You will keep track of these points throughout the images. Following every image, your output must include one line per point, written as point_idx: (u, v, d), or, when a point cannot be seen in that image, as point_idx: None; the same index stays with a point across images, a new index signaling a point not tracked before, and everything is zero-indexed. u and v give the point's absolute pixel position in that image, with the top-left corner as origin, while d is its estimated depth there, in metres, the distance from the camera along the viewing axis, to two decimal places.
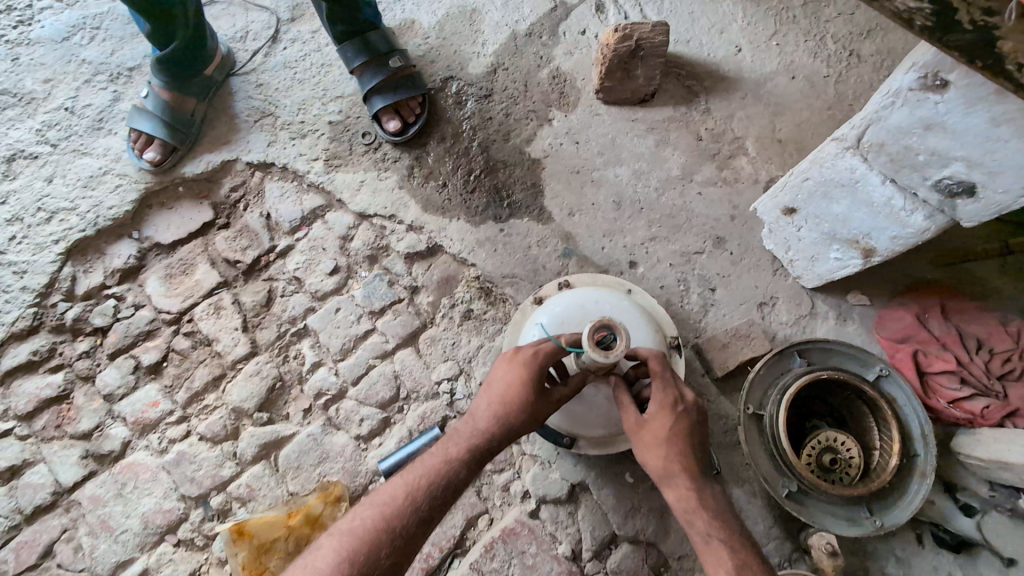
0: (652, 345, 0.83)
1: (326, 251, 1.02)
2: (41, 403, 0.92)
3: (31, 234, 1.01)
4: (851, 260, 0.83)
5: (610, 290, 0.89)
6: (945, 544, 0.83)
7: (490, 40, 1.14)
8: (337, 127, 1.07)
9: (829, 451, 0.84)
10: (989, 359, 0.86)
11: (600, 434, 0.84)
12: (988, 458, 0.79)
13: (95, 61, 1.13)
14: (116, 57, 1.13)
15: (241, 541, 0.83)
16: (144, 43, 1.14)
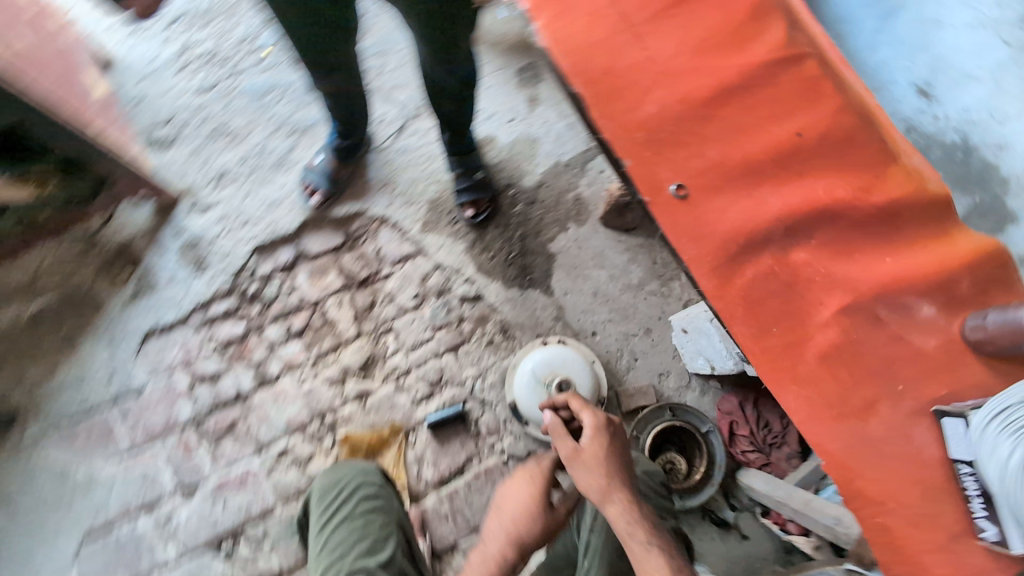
0: (589, 390, 1.52)
1: (412, 281, 1.66)
2: (231, 339, 1.60)
3: (231, 231, 1.64)
4: (704, 367, 1.55)
5: (580, 355, 1.56)
6: (719, 524, 1.51)
7: (541, 163, 1.75)
8: (434, 203, 1.69)
9: (670, 461, 1.54)
10: (765, 432, 1.55)
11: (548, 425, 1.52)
12: (745, 481, 1.48)
13: (281, 117, 1.72)
14: (295, 117, 1.72)
15: (345, 442, 1.54)
16: (314, 110, 1.73)
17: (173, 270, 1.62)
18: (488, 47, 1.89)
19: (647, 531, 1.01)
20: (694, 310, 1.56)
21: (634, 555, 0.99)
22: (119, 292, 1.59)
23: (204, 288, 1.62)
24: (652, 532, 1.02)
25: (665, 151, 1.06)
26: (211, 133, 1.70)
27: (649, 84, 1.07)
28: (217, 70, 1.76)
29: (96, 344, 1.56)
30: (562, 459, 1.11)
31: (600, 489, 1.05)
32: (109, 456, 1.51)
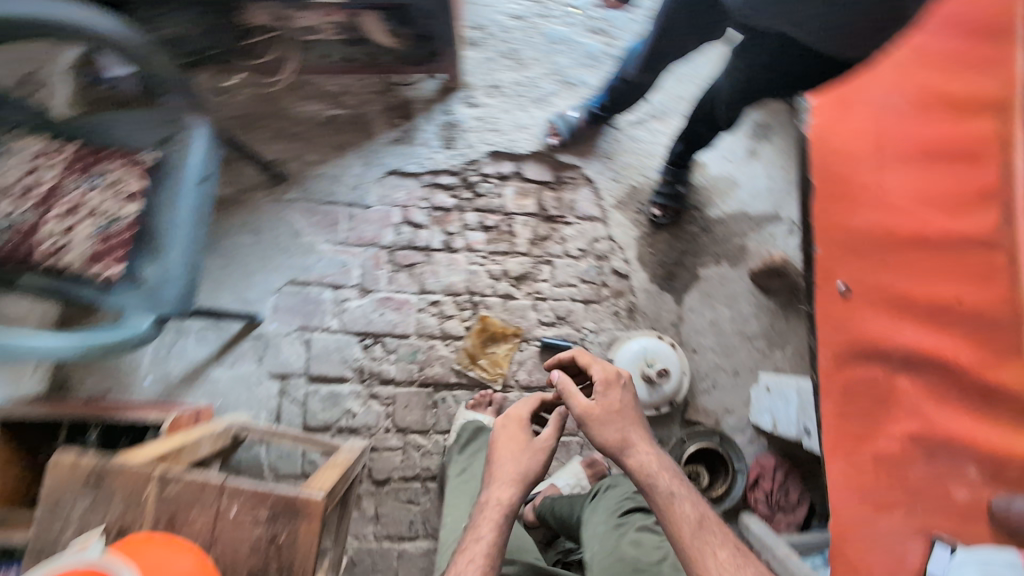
0: (670, 388, 1.87)
1: (585, 238, 2.04)
2: (441, 206, 2.02)
3: (481, 130, 2.05)
4: (766, 422, 1.84)
5: (679, 359, 1.91)
6: None
7: (729, 204, 2.05)
8: (633, 190, 2.05)
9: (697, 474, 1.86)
10: (780, 497, 1.83)
11: None
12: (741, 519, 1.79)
13: (559, 67, 2.10)
14: (569, 72, 2.09)
15: (482, 320, 1.97)
16: (586, 74, 2.09)
17: (428, 136, 2.04)
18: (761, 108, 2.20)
19: (667, 478, 1.23)
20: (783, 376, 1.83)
21: (659, 496, 1.20)
22: (387, 131, 2.03)
23: (443, 160, 2.03)
24: (674, 475, 1.24)
25: (842, 258, 1.35)
26: (505, 51, 2.09)
27: (860, 207, 1.36)
28: (532, 6, 2.14)
29: (354, 158, 2.01)
30: (581, 413, 1.33)
31: (623, 442, 1.29)
32: (327, 238, 1.98)
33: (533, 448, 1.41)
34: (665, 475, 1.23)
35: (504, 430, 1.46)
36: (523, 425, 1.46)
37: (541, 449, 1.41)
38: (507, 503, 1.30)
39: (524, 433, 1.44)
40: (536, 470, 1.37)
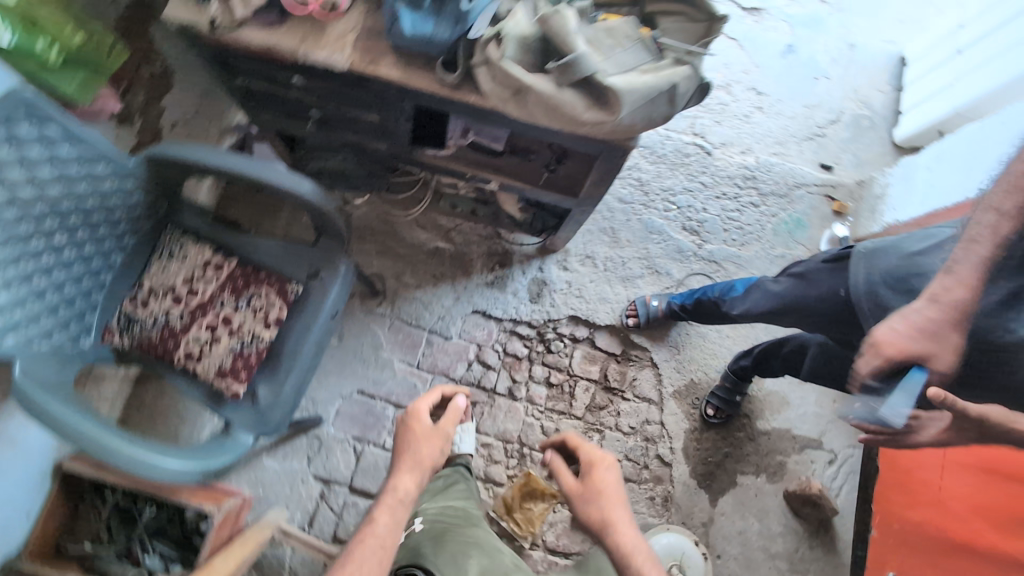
0: None
1: (638, 417, 2.15)
2: (515, 353, 2.16)
3: (567, 294, 2.22)
4: None
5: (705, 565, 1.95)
6: None
7: (778, 420, 2.17)
8: (691, 384, 2.18)
9: None
10: None
11: None
12: None
13: (649, 254, 2.29)
14: (658, 261, 2.28)
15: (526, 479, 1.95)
16: (671, 267, 2.28)
17: (520, 287, 2.20)
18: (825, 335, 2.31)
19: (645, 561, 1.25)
20: None
21: None
22: (483, 273, 2.19)
23: (526, 312, 2.18)
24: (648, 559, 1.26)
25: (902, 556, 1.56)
26: (605, 228, 2.29)
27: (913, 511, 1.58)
28: (639, 193, 2.34)
29: (448, 289, 2.17)
30: (566, 490, 1.43)
31: (603, 521, 1.32)
32: (403, 358, 2.10)
33: (430, 436, 1.44)
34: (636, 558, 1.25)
35: (402, 425, 1.47)
36: (421, 421, 1.46)
37: (435, 438, 1.45)
38: (406, 493, 1.35)
39: (422, 427, 1.45)
40: (434, 458, 1.42)
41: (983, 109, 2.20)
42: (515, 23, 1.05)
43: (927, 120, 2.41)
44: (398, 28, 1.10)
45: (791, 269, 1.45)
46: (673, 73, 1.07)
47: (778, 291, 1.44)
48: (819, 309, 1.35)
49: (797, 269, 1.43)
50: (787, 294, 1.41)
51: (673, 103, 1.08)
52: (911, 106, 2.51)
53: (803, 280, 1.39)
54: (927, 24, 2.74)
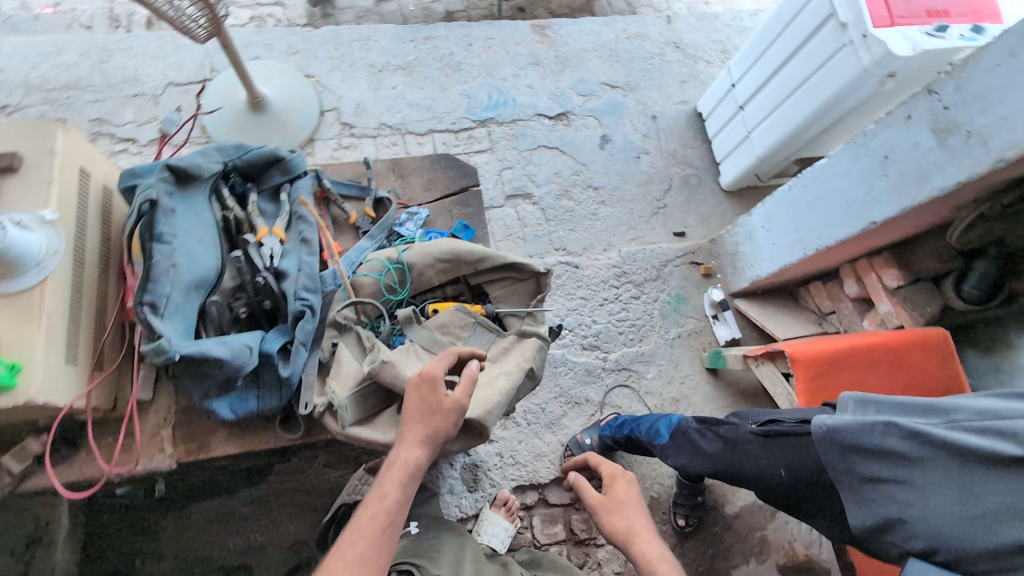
0: None
1: (619, 559, 2.06)
2: None
3: (502, 467, 2.10)
4: None
5: None
6: None
7: (740, 497, 2.20)
8: (653, 501, 2.15)
9: None
10: None
11: None
12: None
13: (563, 389, 2.26)
14: (573, 392, 2.26)
15: None
16: (586, 392, 2.27)
17: (453, 483, 2.05)
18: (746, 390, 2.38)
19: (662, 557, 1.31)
20: None
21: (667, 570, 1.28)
22: None
23: (469, 505, 2.03)
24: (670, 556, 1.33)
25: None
26: None
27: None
28: None
29: None
30: (590, 504, 1.50)
31: (626, 528, 1.40)
32: None
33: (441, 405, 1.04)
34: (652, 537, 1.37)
35: (419, 387, 1.05)
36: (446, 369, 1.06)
37: (450, 414, 1.04)
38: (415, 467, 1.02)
39: (435, 388, 1.05)
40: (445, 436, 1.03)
41: (781, 152, 2.46)
42: (343, 379, 1.06)
43: (741, 167, 2.67)
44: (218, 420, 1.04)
45: (719, 429, 1.50)
46: (520, 350, 1.14)
47: (711, 453, 1.48)
48: (756, 481, 1.39)
49: (726, 432, 1.47)
50: (722, 461, 1.46)
51: (533, 375, 1.14)
52: (724, 157, 2.78)
53: (735, 447, 1.44)
54: (704, 76, 3.07)
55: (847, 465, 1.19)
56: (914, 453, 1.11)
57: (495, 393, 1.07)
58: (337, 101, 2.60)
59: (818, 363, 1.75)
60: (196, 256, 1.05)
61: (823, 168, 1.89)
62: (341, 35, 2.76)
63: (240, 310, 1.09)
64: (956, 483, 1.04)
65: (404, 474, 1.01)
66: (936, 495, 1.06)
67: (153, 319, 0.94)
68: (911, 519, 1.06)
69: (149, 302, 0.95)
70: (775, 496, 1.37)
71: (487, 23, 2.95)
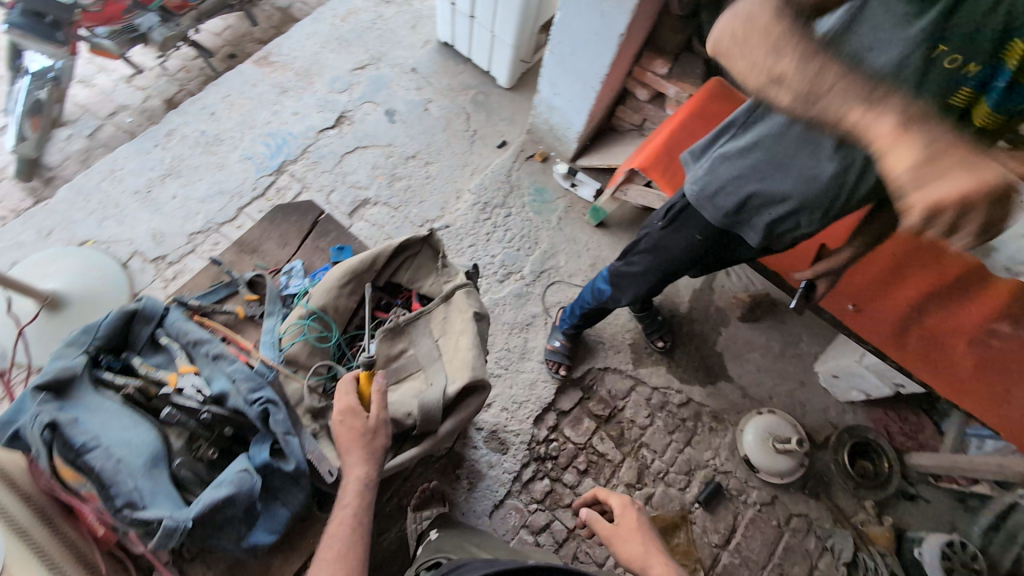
0: (786, 427, 2.27)
1: (642, 404, 2.36)
2: (544, 492, 2.16)
3: (515, 415, 2.25)
4: (877, 391, 2.23)
5: (776, 417, 2.29)
6: (909, 497, 2.27)
7: (684, 295, 2.58)
8: (633, 345, 2.44)
9: (865, 469, 2.28)
10: (900, 428, 2.36)
11: (784, 469, 2.20)
12: (925, 461, 2.22)
13: (511, 323, 2.42)
14: (521, 318, 2.43)
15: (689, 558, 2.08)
16: (530, 310, 2.46)
17: (489, 458, 2.16)
18: (635, 220, 2.70)
19: None
20: (845, 364, 2.25)
21: None
22: (454, 488, 2.10)
23: (512, 463, 2.17)
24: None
25: (854, 289, 1.97)
26: None
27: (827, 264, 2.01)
28: None
29: None
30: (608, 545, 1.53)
31: (639, 559, 1.44)
32: None
33: (360, 424, 1.21)
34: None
35: (340, 422, 1.21)
36: (351, 407, 1.21)
37: (375, 429, 1.21)
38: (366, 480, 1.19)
39: (353, 414, 1.21)
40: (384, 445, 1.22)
41: (527, 30, 2.70)
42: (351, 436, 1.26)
43: (508, 63, 2.90)
44: (266, 545, 1.22)
45: (639, 247, 1.69)
46: (456, 308, 1.36)
47: (646, 267, 1.69)
48: (688, 257, 1.61)
49: (646, 244, 1.66)
50: (658, 265, 1.66)
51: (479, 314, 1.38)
52: (489, 65, 3.00)
53: (657, 250, 1.64)
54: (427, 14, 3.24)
55: (717, 212, 1.44)
56: (749, 161, 1.36)
57: (476, 369, 1.30)
58: (129, 246, 2.41)
59: (659, 160, 2.03)
60: (132, 439, 1.15)
61: (563, 20, 2.16)
62: (83, 187, 2.52)
63: (209, 451, 1.21)
64: (784, 164, 1.32)
65: (360, 492, 1.18)
66: (781, 178, 1.34)
67: (140, 512, 1.08)
68: (783, 204, 1.37)
69: (126, 502, 1.08)
70: (707, 256, 1.61)
71: (212, 86, 2.83)
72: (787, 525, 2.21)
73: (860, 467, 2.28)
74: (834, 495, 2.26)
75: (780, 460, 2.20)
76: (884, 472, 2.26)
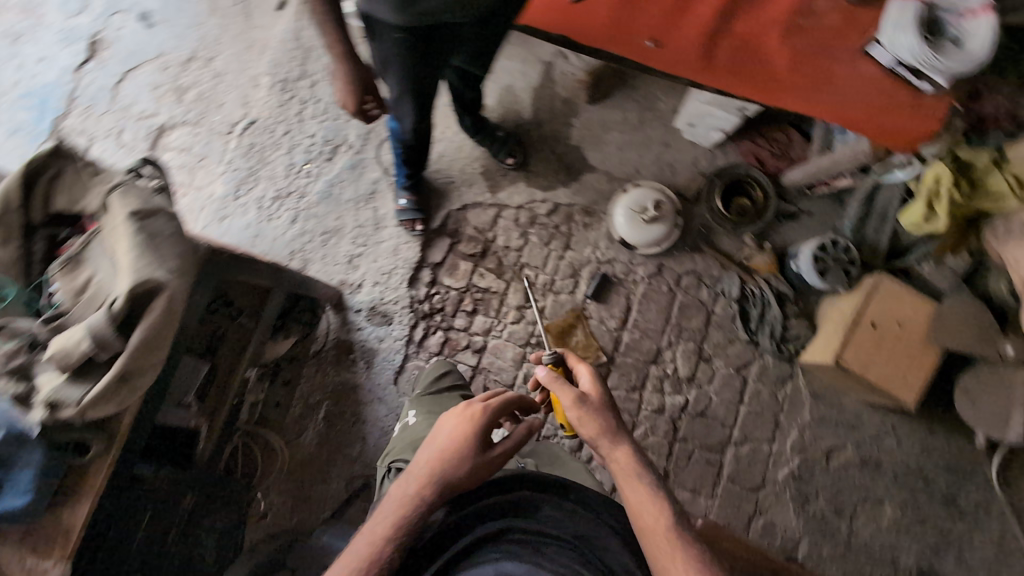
0: (653, 194, 2.20)
1: (512, 227, 2.29)
2: (441, 343, 2.22)
3: (388, 284, 2.22)
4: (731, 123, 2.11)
5: (640, 189, 2.21)
6: (791, 216, 2.26)
7: (525, 99, 2.36)
8: (486, 172, 2.31)
9: (741, 207, 2.26)
10: (772, 152, 2.26)
11: (659, 236, 2.19)
12: (796, 176, 2.16)
13: (355, 198, 2.27)
14: (363, 189, 2.28)
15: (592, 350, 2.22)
16: (370, 177, 2.29)
17: (376, 333, 2.19)
18: None
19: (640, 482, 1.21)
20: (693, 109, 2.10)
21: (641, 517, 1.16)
22: (353, 370, 2.16)
23: (402, 329, 2.21)
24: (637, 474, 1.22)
25: (638, 30, 1.64)
26: (322, 237, 2.24)
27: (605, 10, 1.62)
28: (291, 200, 2.27)
29: (370, 408, 2.14)
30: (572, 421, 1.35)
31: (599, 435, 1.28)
32: None
33: (466, 427, 1.30)
34: (605, 438, 1.29)
35: (462, 420, 1.31)
36: (478, 413, 1.33)
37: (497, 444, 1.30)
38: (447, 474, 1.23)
39: (472, 419, 1.31)
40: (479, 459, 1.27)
41: None
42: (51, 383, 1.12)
43: None
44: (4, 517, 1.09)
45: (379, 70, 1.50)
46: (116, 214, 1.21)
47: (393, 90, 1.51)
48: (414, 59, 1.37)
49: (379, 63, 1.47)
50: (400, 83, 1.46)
51: (146, 208, 1.21)
52: None
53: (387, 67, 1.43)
54: None
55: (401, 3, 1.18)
56: None
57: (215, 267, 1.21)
58: None
59: None
60: None
61: None
62: None
63: None
64: None
65: (439, 482, 1.22)
66: None
67: None
68: None
69: None
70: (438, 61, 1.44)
71: None
72: (676, 286, 2.25)
73: (736, 207, 2.26)
74: (717, 241, 2.26)
75: (652, 230, 2.18)
76: (759, 202, 2.25)
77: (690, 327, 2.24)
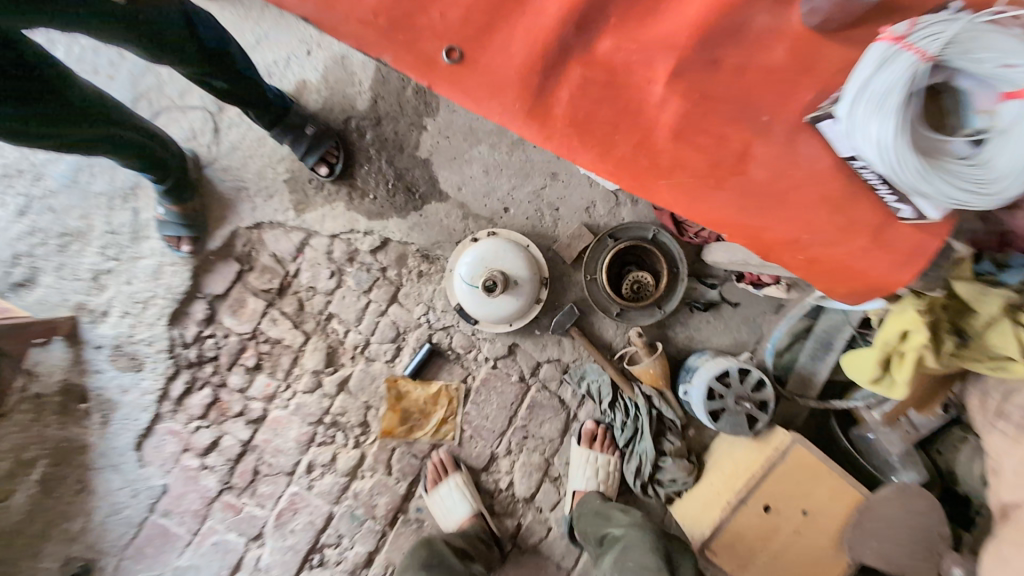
0: (507, 258, 1.52)
1: (321, 263, 1.64)
2: (207, 407, 1.65)
3: (141, 318, 1.64)
4: None
5: (494, 244, 1.53)
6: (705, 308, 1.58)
7: (364, 77, 1.61)
8: (293, 180, 1.63)
9: (637, 286, 1.56)
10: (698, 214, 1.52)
11: (510, 315, 1.54)
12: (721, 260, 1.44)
13: (107, 192, 1.64)
14: (120, 183, 1.64)
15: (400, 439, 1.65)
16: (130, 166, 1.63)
17: (119, 381, 1.64)
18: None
19: None
20: None
21: None
22: (85, 425, 1.63)
23: (153, 381, 1.64)
24: None
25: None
26: (59, 243, 1.63)
27: None
28: (20, 182, 1.63)
29: (100, 477, 1.64)
30: None
31: None
32: (177, 551, 1.65)
33: None
34: None
35: None
36: None
37: None
38: None
39: None
40: None
41: None
42: None
43: None
44: None
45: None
46: None
47: None
48: None
49: None
50: None
51: None
52: None
53: None
54: None
55: None
56: None
57: None
58: None
59: None
60: None
61: None
62: None
63: None
64: None
65: None
66: None
67: None
68: None
69: None
70: None
71: None
72: (533, 377, 1.63)
73: (628, 286, 1.55)
74: (597, 327, 1.61)
75: (502, 305, 1.51)
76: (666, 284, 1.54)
77: (540, 434, 1.64)
